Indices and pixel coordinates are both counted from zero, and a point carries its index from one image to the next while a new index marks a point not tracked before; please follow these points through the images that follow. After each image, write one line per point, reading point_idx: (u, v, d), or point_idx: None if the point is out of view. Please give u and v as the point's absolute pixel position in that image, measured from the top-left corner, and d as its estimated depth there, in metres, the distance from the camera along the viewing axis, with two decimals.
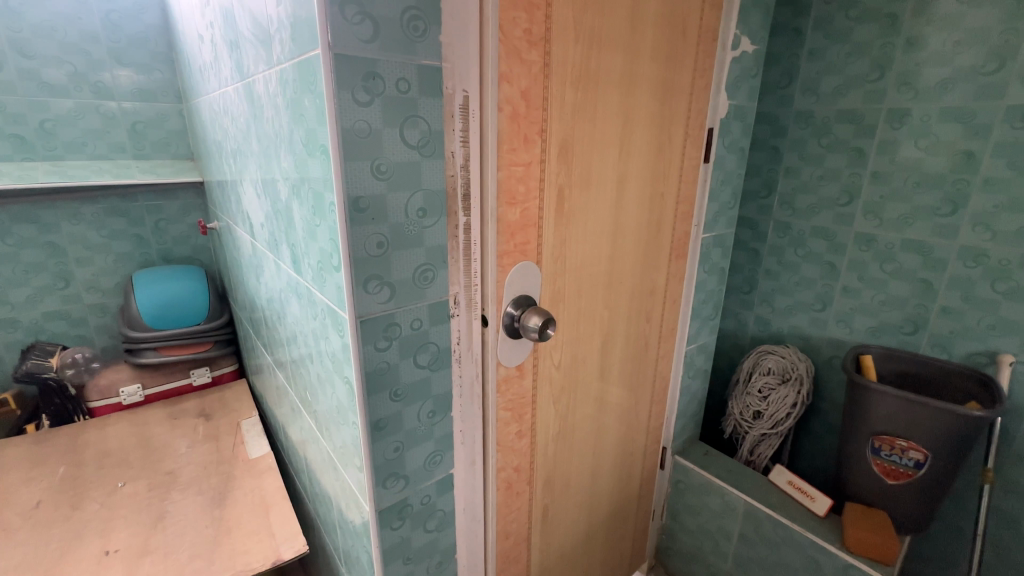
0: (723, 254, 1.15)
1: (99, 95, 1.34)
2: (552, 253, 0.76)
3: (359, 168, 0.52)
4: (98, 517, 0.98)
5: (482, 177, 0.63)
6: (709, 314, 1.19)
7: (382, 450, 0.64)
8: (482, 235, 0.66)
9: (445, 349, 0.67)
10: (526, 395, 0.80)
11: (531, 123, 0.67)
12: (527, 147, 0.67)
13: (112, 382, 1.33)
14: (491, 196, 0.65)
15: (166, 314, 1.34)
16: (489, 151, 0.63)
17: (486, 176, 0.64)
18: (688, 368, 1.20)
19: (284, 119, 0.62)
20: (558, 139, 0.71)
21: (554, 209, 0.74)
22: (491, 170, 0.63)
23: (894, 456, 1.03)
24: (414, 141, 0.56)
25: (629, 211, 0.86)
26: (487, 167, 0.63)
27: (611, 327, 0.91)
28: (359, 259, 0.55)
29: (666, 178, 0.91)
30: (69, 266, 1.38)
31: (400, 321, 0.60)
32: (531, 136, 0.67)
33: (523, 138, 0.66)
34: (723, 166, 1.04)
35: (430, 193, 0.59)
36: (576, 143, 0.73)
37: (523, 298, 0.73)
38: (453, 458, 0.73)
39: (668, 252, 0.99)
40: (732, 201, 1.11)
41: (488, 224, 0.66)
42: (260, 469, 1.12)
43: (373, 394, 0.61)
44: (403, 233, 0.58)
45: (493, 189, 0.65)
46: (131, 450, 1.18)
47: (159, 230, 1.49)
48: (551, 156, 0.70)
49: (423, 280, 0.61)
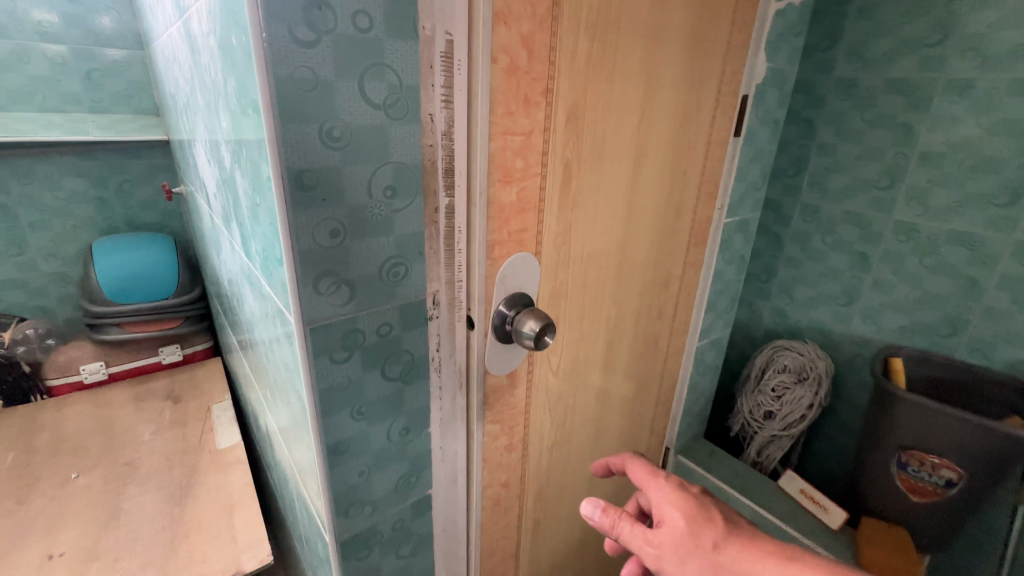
0: (745, 241, 1.02)
1: (45, 37, 1.18)
2: (555, 241, 0.62)
3: (303, 133, 0.39)
4: (46, 512, 0.89)
5: (470, 148, 0.50)
6: (724, 308, 1.08)
7: (342, 476, 0.54)
8: (468, 222, 0.53)
9: (421, 357, 0.56)
10: (518, 406, 0.69)
11: (534, 80, 0.52)
12: (527, 111, 0.53)
13: (71, 359, 1.22)
14: (479, 171, 0.51)
15: (130, 287, 1.24)
16: (479, 114, 0.49)
17: (474, 148, 0.50)
18: (698, 365, 1.09)
19: (217, 66, 0.49)
20: (568, 101, 0.56)
21: (558, 189, 0.59)
22: (480, 138, 0.50)
23: (923, 472, 0.93)
24: (380, 99, 0.43)
25: (648, 192, 0.73)
26: (474, 133, 0.50)
27: (618, 326, 0.80)
28: (304, 253, 0.43)
29: (691, 152, 0.77)
30: (22, 231, 1.25)
31: (363, 328, 0.49)
32: (533, 96, 0.53)
33: (523, 98, 0.52)
34: (753, 142, 0.90)
35: (401, 167, 0.46)
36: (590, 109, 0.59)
37: (518, 297, 0.60)
38: (431, 477, 0.64)
39: (688, 239, 0.86)
40: (760, 181, 0.97)
41: (474, 206, 0.53)
42: (229, 462, 1.03)
43: (330, 414, 0.50)
44: (366, 218, 0.45)
45: (483, 162, 0.51)
46: (91, 434, 1.09)
47: (124, 193, 1.36)
48: (557, 123, 0.56)
49: (393, 277, 0.49)
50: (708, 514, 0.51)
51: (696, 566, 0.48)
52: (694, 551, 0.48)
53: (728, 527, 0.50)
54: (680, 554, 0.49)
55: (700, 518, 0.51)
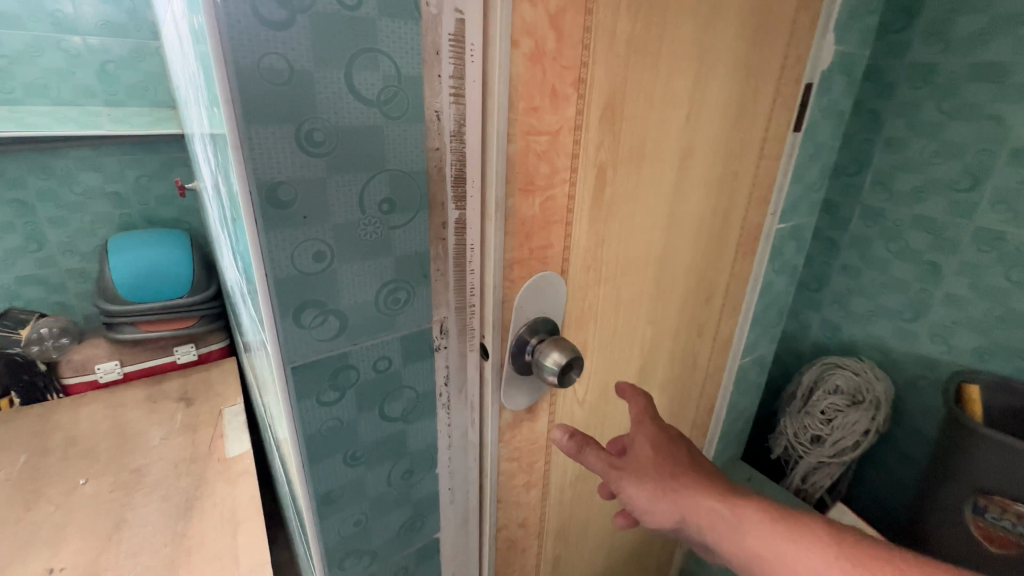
0: (798, 249, 0.91)
1: (59, 28, 1.14)
2: (583, 258, 0.53)
3: (277, 137, 0.32)
4: (50, 521, 0.86)
5: (485, 152, 0.42)
6: (771, 322, 0.96)
7: (336, 527, 0.47)
8: (482, 239, 0.45)
9: (427, 393, 0.48)
10: (539, 441, 0.61)
11: (563, 67, 0.43)
12: (555, 106, 0.44)
13: (87, 358, 1.20)
14: (496, 179, 0.42)
15: (144, 286, 1.21)
16: (496, 110, 0.40)
17: (490, 152, 0.41)
18: (740, 385, 0.99)
19: (191, 55, 0.42)
20: (604, 93, 0.46)
21: (590, 197, 0.50)
22: (498, 138, 0.41)
23: (1004, 521, 0.81)
24: (374, 93, 0.35)
25: (694, 197, 0.63)
26: (490, 133, 0.41)
27: (653, 348, 0.71)
28: (282, 281, 0.35)
29: (744, 150, 0.67)
30: (40, 226, 1.23)
31: (358, 365, 0.42)
32: (561, 87, 0.44)
33: (551, 90, 0.43)
34: (814, 137, 0.78)
35: (401, 175, 0.38)
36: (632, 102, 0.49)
37: (542, 322, 0.52)
38: (438, 520, 0.56)
39: (735, 248, 0.76)
40: (819, 181, 0.85)
41: (489, 221, 0.44)
42: (235, 473, 0.99)
43: (319, 461, 0.43)
44: (358, 238, 0.38)
45: (501, 168, 0.42)
46: (102, 437, 1.06)
47: (140, 188, 1.33)
48: (591, 120, 0.47)
49: (392, 304, 0.42)
50: (675, 447, 0.49)
51: (648, 488, 0.46)
52: (649, 476, 0.47)
53: (689, 461, 0.48)
54: (633, 476, 0.47)
55: (667, 451, 0.48)
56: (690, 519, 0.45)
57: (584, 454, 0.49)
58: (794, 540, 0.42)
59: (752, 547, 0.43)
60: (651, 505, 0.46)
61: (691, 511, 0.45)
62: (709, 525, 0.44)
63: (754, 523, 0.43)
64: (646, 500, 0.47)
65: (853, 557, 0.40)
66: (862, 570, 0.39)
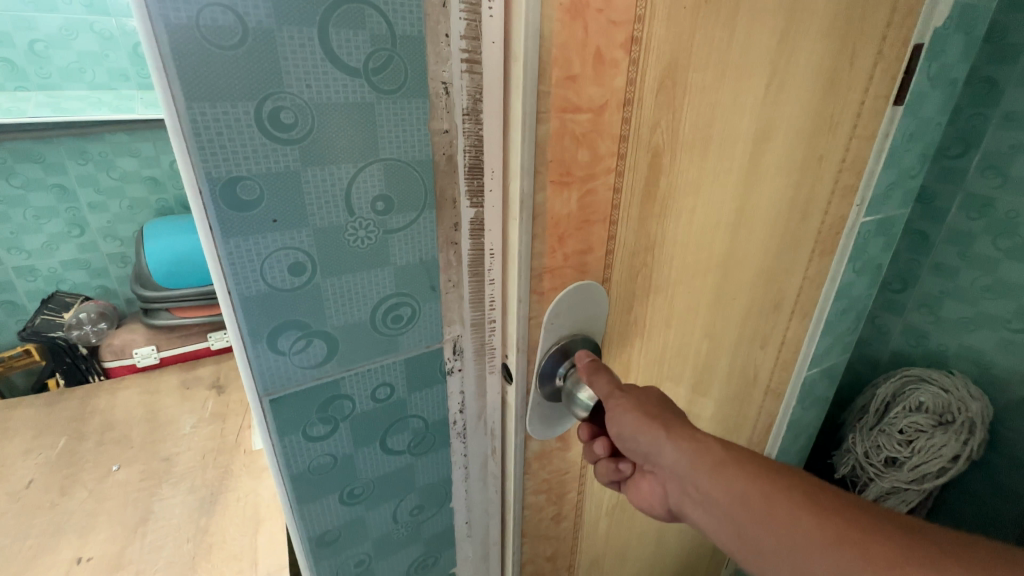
0: (886, 246, 0.77)
1: (92, 10, 1.13)
2: (627, 261, 0.43)
3: (228, 117, 0.24)
4: (83, 508, 0.87)
5: (507, 135, 0.32)
6: (846, 330, 0.83)
7: (335, 568, 0.42)
8: (503, 245, 0.36)
9: (437, 420, 0.41)
10: (569, 469, 0.51)
11: (612, 23, 0.32)
12: (599, 76, 0.33)
13: (125, 343, 1.22)
14: (520, 171, 0.32)
15: (177, 271, 1.19)
16: (521, 81, 0.30)
17: (512, 135, 0.32)
18: (804, 398, 0.86)
19: None
20: (663, 57, 0.36)
21: (640, 191, 0.40)
22: (524, 116, 0.31)
23: None
24: (360, 59, 0.27)
25: (767, 185, 0.51)
26: (513, 110, 0.31)
27: (709, 362, 0.61)
28: (251, 298, 0.29)
29: (833, 128, 0.55)
30: (82, 211, 1.25)
31: (353, 394, 0.35)
32: (608, 49, 0.33)
33: (594, 53, 0.32)
34: (917, 112, 0.64)
35: (399, 166, 0.30)
36: (700, 68, 0.38)
37: (580, 343, 0.42)
38: (455, 553, 0.50)
39: (814, 247, 0.64)
40: (918, 166, 0.71)
41: (511, 223, 0.35)
42: (261, 467, 0.97)
43: (311, 501, 0.37)
44: (343, 244, 0.30)
45: (528, 157, 0.32)
46: (137, 423, 1.07)
47: (175, 172, 1.32)
48: (646, 92, 0.36)
49: (393, 323, 0.35)
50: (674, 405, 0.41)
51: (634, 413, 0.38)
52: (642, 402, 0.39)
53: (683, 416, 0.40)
54: (625, 403, 0.39)
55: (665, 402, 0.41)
56: (669, 448, 0.37)
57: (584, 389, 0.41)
58: (765, 477, 0.34)
59: (720, 484, 0.35)
60: (637, 424, 0.38)
61: (673, 446, 0.37)
62: (685, 455, 0.36)
63: (727, 457, 0.35)
64: (628, 429, 0.38)
65: (817, 494, 0.32)
66: (829, 507, 0.31)
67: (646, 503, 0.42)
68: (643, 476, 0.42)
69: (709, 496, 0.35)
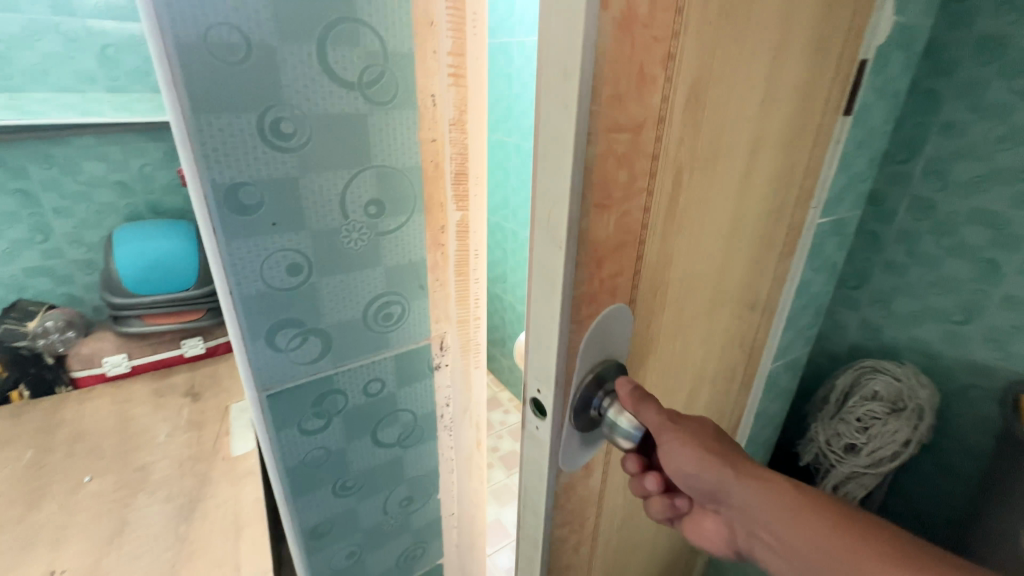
0: (840, 246, 0.82)
1: (57, 10, 1.10)
2: (646, 280, 0.41)
3: (230, 128, 0.26)
4: (54, 521, 0.85)
5: (553, 155, 0.30)
6: (806, 325, 0.88)
7: (326, 560, 0.43)
8: (538, 272, 0.33)
9: (425, 414, 0.43)
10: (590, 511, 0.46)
11: (654, 39, 0.30)
12: (643, 95, 0.31)
13: (95, 351, 1.19)
14: (565, 196, 0.30)
15: (148, 279, 1.17)
16: (575, 100, 0.27)
17: (559, 157, 0.29)
18: (769, 390, 0.91)
19: None
20: (692, 73, 0.34)
21: (666, 211, 0.39)
22: (576, 139, 0.28)
23: None
24: (354, 74, 0.29)
25: (755, 194, 0.53)
26: (561, 129, 0.28)
27: (699, 365, 0.63)
28: (251, 298, 0.30)
29: (800, 136, 0.58)
30: (46, 217, 1.21)
31: (345, 389, 0.37)
32: (649, 66, 0.30)
33: (637, 71, 0.30)
34: (864, 123, 0.70)
35: (390, 173, 0.32)
36: (715, 85, 0.37)
37: (610, 369, 0.39)
38: (441, 544, 0.52)
39: (777, 248, 0.68)
40: (867, 172, 0.77)
41: (551, 247, 0.31)
42: (241, 473, 0.97)
43: (304, 494, 0.39)
44: (338, 246, 0.32)
45: (578, 180, 0.30)
46: (108, 433, 1.04)
47: (145, 176, 1.29)
48: (675, 111, 0.34)
49: (383, 320, 0.37)
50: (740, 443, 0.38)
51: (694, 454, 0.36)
52: (705, 441, 0.36)
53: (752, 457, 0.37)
54: (682, 436, 0.36)
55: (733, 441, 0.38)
56: (741, 493, 0.36)
57: (626, 418, 0.37)
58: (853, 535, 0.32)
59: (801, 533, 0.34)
60: (700, 468, 0.36)
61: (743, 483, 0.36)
62: (758, 501, 0.35)
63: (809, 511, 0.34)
64: (692, 466, 0.36)
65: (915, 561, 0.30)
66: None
67: (707, 541, 0.40)
68: (703, 513, 0.39)
69: (785, 541, 0.34)
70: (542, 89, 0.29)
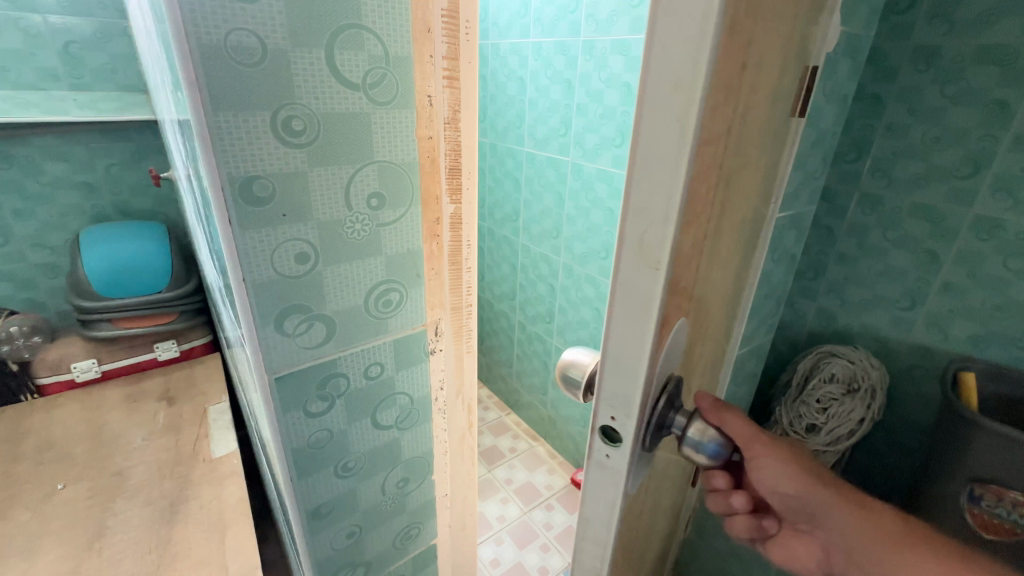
0: (798, 239, 0.88)
1: (16, 5, 1.06)
2: (696, 303, 0.33)
3: (245, 124, 0.28)
4: (26, 530, 0.82)
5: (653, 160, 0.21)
6: (769, 314, 0.94)
7: (328, 540, 0.45)
8: (620, 304, 0.24)
9: (421, 397, 0.46)
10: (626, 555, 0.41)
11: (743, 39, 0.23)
12: (729, 98, 0.24)
13: (61, 357, 1.15)
14: (670, 216, 0.21)
15: (118, 280, 1.15)
16: (696, 100, 0.19)
17: (661, 164, 0.21)
18: (737, 377, 0.97)
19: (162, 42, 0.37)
20: (753, 81, 0.28)
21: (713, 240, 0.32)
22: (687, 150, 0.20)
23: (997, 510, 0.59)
24: (359, 76, 0.31)
25: (759, 212, 0.49)
26: (666, 144, 0.20)
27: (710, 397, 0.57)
28: (261, 286, 0.32)
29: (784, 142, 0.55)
30: (5, 219, 1.16)
31: (348, 372, 0.39)
32: (735, 70, 0.24)
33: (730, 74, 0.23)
34: (817, 123, 0.75)
35: (390, 168, 0.35)
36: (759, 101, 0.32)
37: (676, 381, 0.31)
38: (435, 525, 0.54)
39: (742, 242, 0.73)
40: (820, 169, 0.82)
41: (643, 272, 0.23)
42: (222, 475, 0.96)
43: (308, 475, 0.40)
44: (342, 236, 0.34)
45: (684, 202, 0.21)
46: (80, 440, 1.01)
47: (112, 177, 1.26)
48: (737, 125, 0.28)
49: (383, 307, 0.39)
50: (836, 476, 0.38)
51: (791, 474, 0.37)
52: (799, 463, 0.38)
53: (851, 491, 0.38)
54: (780, 455, 0.37)
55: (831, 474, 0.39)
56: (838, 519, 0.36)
57: (712, 432, 0.31)
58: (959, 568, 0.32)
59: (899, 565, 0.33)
60: (793, 487, 0.37)
61: (836, 506, 0.37)
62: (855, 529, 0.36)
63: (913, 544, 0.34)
64: (788, 485, 0.37)
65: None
66: None
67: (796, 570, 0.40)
68: (793, 535, 0.40)
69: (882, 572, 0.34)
70: (643, 69, 0.20)
